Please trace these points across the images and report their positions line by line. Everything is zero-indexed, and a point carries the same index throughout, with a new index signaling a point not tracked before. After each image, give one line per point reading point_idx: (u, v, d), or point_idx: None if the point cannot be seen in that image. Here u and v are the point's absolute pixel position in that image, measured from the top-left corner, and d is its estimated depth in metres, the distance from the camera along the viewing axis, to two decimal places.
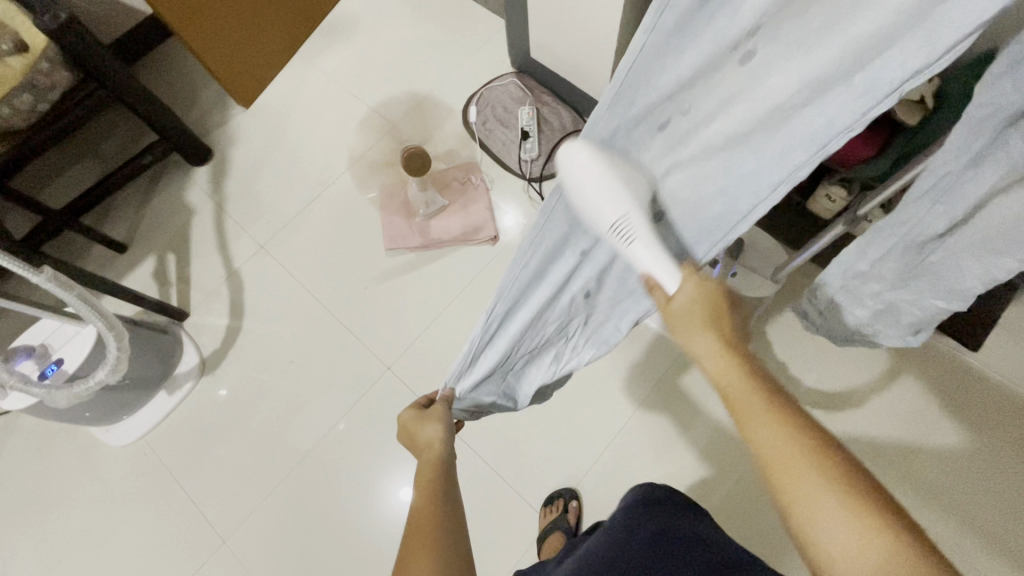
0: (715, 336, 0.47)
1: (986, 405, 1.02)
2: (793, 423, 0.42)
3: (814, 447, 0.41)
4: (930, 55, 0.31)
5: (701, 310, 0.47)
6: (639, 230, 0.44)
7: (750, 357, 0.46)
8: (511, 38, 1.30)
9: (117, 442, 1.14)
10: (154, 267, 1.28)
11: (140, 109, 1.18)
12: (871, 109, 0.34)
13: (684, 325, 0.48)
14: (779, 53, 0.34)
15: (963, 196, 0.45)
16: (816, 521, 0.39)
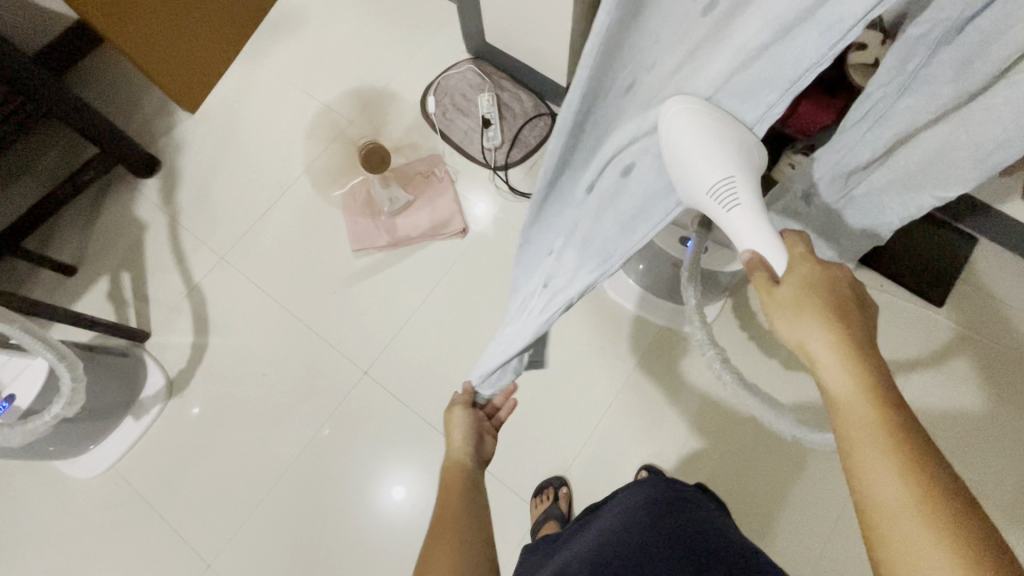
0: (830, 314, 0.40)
1: (955, 357, 1.05)
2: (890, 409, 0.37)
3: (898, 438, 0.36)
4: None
5: (810, 300, 0.41)
6: (744, 192, 0.46)
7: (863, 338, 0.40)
8: (464, 23, 1.26)
9: (85, 474, 1.09)
10: (108, 288, 1.22)
11: (76, 121, 1.11)
12: (837, 42, 0.32)
13: (791, 314, 0.41)
14: None
15: (897, 124, 0.49)
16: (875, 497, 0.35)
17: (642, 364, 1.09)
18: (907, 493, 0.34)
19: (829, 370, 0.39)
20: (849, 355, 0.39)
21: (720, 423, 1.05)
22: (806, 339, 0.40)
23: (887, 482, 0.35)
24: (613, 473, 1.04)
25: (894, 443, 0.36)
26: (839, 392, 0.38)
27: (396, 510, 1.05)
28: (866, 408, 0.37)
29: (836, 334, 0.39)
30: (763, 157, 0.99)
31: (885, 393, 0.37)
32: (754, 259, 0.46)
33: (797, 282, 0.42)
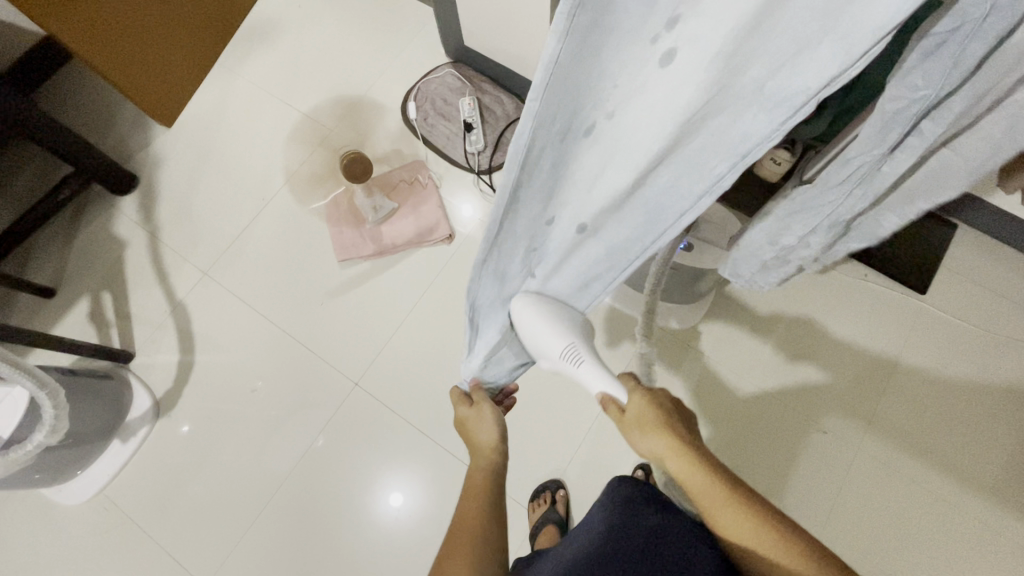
0: (664, 436, 0.54)
1: (940, 341, 1.06)
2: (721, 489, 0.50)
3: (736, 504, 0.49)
4: (849, 54, 0.30)
5: (648, 415, 0.55)
6: (585, 354, 0.57)
7: (697, 446, 0.53)
8: (442, 27, 1.25)
9: (73, 500, 1.06)
10: (89, 309, 1.19)
11: (47, 141, 1.08)
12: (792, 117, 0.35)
13: (641, 431, 0.55)
14: (699, 58, 0.31)
15: (881, 176, 0.51)
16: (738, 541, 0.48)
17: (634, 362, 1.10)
18: (753, 532, 0.47)
19: (675, 463, 0.52)
20: (676, 453, 0.52)
21: (714, 416, 1.05)
22: (652, 444, 0.54)
23: (741, 529, 0.48)
24: (608, 471, 1.04)
25: (729, 502, 0.49)
26: (686, 479, 0.51)
27: (393, 518, 1.04)
28: (703, 484, 0.50)
29: (669, 444, 0.53)
30: None
31: (715, 465, 0.51)
32: (604, 396, 0.59)
33: (636, 406, 0.56)
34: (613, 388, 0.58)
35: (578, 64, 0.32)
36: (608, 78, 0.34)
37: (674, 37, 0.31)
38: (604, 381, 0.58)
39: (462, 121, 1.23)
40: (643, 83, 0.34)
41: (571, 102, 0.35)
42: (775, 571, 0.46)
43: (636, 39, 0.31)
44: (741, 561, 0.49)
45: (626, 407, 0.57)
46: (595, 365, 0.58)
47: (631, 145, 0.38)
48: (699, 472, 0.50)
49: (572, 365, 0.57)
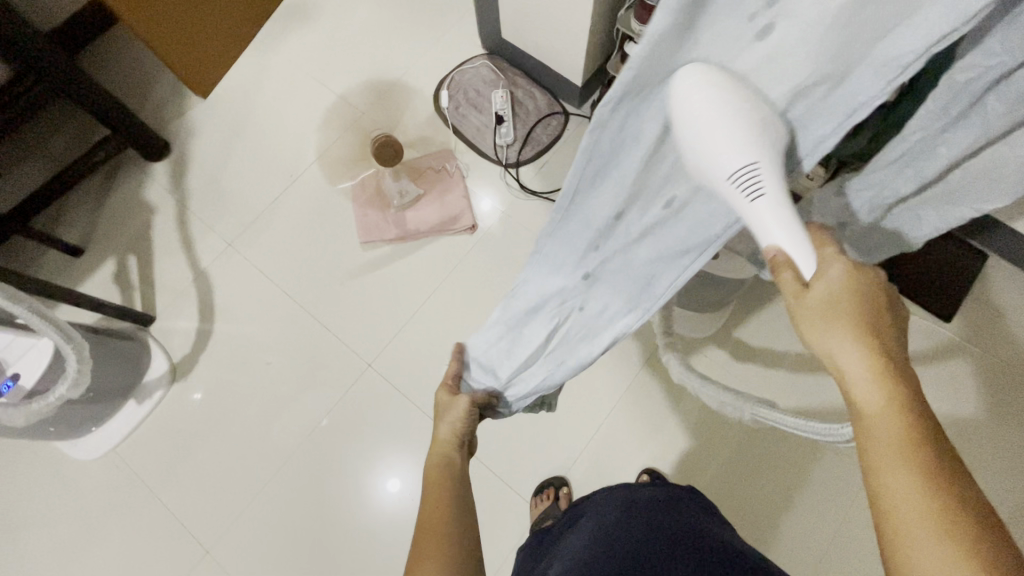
0: (863, 342, 0.39)
1: (961, 372, 1.04)
2: (917, 436, 0.36)
3: (922, 460, 0.36)
4: (958, 18, 0.28)
5: (841, 308, 0.40)
6: (712, 247, 0.41)
7: (904, 372, 0.39)
8: (480, 19, 1.25)
9: (86, 456, 1.09)
10: (114, 270, 1.21)
11: (87, 102, 1.10)
12: (896, 78, 0.33)
13: (823, 318, 0.40)
14: (799, 32, 0.29)
15: (936, 159, 0.46)
16: (896, 504, 0.36)
17: (647, 367, 1.09)
18: (926, 499, 0.35)
19: (864, 380, 0.38)
20: (877, 366, 0.38)
21: (724, 428, 1.05)
22: (838, 351, 0.40)
23: (908, 489, 0.35)
24: (613, 474, 1.04)
25: (919, 460, 0.36)
26: (874, 405, 0.38)
27: (396, 500, 1.05)
28: (896, 418, 0.37)
29: (869, 350, 0.39)
30: None
31: (914, 404, 0.37)
32: (780, 258, 0.40)
33: (834, 284, 0.40)
34: (799, 246, 0.39)
35: (676, 34, 0.28)
36: (702, 55, 0.31)
37: (770, 14, 0.28)
38: (791, 232, 0.39)
39: (494, 113, 1.24)
40: (739, 56, 0.31)
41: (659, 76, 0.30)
42: (924, 546, 0.34)
43: (738, 13, 0.28)
44: (873, 517, 0.38)
45: (813, 281, 0.40)
46: (778, 202, 0.37)
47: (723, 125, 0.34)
48: (896, 411, 0.37)
49: (742, 201, 0.37)
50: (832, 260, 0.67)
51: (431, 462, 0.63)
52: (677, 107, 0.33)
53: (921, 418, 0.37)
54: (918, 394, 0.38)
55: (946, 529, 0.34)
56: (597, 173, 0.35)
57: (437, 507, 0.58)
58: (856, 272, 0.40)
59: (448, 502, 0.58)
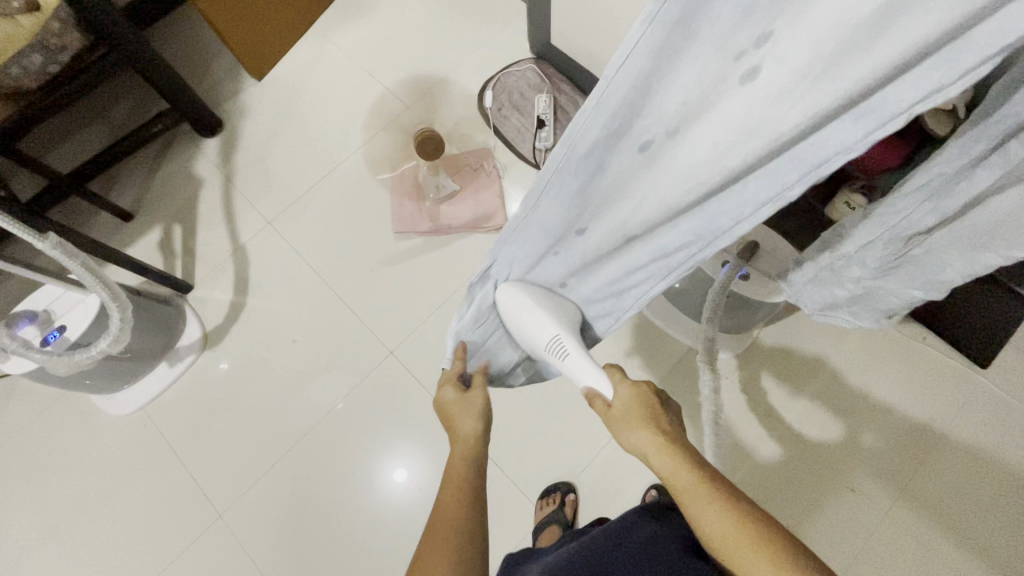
0: (650, 430, 0.53)
1: (990, 418, 1.01)
2: (708, 488, 0.47)
3: (713, 496, 0.47)
4: (953, 73, 0.31)
5: (634, 410, 0.54)
6: (571, 347, 0.57)
7: (682, 444, 0.52)
8: (531, 23, 1.27)
9: (117, 411, 1.13)
10: (160, 238, 1.27)
11: (151, 75, 1.16)
12: (876, 131, 0.34)
13: (625, 423, 0.54)
14: (776, 72, 0.35)
15: (960, 194, 0.45)
16: (714, 536, 0.45)
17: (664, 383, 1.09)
18: (729, 524, 0.45)
19: (657, 456, 0.51)
20: (663, 447, 0.51)
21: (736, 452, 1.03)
22: (638, 440, 0.53)
23: (714, 515, 0.46)
24: (621, 484, 1.04)
25: (712, 495, 0.47)
26: (666, 470, 0.50)
27: (404, 488, 1.07)
28: (685, 472, 0.49)
29: (653, 433, 0.52)
30: (819, 191, 0.96)
31: (694, 461, 0.50)
32: (591, 392, 0.57)
33: (623, 398, 0.55)
34: (597, 382, 0.56)
35: (654, 62, 0.34)
36: (681, 94, 0.37)
37: (758, 54, 0.34)
38: (587, 372, 0.57)
39: (536, 116, 1.23)
40: (718, 99, 0.37)
41: (634, 109, 0.38)
42: (748, 559, 0.43)
43: (725, 49, 0.34)
44: (716, 557, 0.46)
45: (613, 401, 0.56)
46: (581, 357, 0.57)
47: (692, 156, 0.41)
48: (685, 471, 0.49)
49: (557, 358, 0.58)
50: (850, 291, 0.64)
51: (451, 467, 0.59)
52: (649, 142, 0.41)
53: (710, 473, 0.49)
54: (697, 453, 0.51)
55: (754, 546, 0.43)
56: (566, 184, 0.44)
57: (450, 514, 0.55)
58: (639, 386, 0.56)
59: (461, 520, 0.54)
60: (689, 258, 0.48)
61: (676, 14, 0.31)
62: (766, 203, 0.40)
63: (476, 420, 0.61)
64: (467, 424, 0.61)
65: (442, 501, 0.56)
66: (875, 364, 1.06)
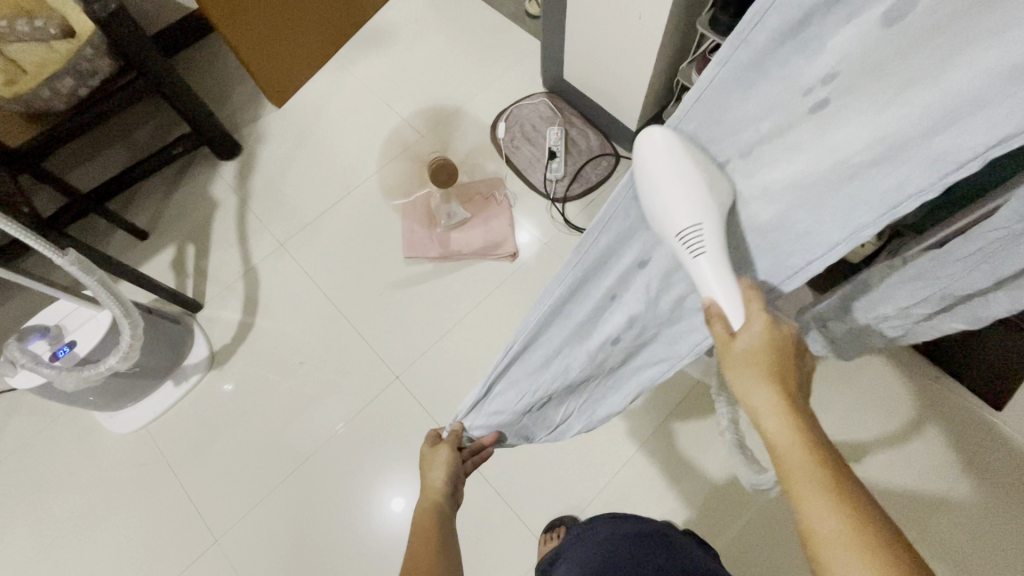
0: (775, 387, 0.43)
1: (1006, 463, 0.99)
2: (837, 485, 0.39)
3: (831, 486, 0.39)
4: (1012, 123, 0.31)
5: (763, 356, 0.43)
6: (710, 244, 0.42)
7: (809, 418, 0.42)
8: (546, 59, 1.31)
9: (118, 429, 1.13)
10: (173, 257, 1.28)
11: (176, 100, 1.19)
12: (950, 172, 0.34)
13: (746, 365, 0.43)
14: (852, 104, 0.35)
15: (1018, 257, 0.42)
16: (828, 541, 0.37)
17: (672, 416, 1.08)
18: (843, 526, 0.37)
19: (772, 422, 0.42)
20: (785, 413, 0.42)
21: (746, 490, 1.01)
22: (754, 394, 0.43)
23: (827, 514, 0.38)
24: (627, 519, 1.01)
25: (831, 484, 0.39)
26: (778, 437, 0.42)
27: (404, 518, 1.04)
28: (803, 452, 0.40)
29: (776, 394, 0.42)
30: None
31: (817, 440, 0.41)
32: (711, 310, 0.45)
33: (759, 336, 0.43)
34: (727, 301, 0.44)
35: (726, 88, 0.37)
36: (752, 122, 0.38)
37: (827, 90, 0.35)
38: (722, 286, 0.43)
39: (548, 148, 1.28)
40: (793, 130, 0.37)
41: (705, 133, 0.40)
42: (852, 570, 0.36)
43: (791, 87, 0.36)
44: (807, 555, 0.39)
45: (738, 333, 0.44)
46: (718, 261, 0.43)
47: (764, 180, 0.41)
48: (803, 444, 0.40)
49: (684, 257, 0.43)
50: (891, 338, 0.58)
51: (416, 520, 0.62)
52: (723, 167, 0.42)
53: (834, 463, 0.40)
54: (822, 433, 0.42)
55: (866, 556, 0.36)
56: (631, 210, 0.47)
57: (424, 560, 0.57)
58: (777, 327, 0.44)
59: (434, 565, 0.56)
60: (760, 292, 0.49)
61: (747, 57, 0.35)
62: (839, 241, 0.41)
63: (443, 471, 0.65)
64: (435, 474, 0.65)
65: (415, 553, 0.58)
66: (883, 404, 1.04)
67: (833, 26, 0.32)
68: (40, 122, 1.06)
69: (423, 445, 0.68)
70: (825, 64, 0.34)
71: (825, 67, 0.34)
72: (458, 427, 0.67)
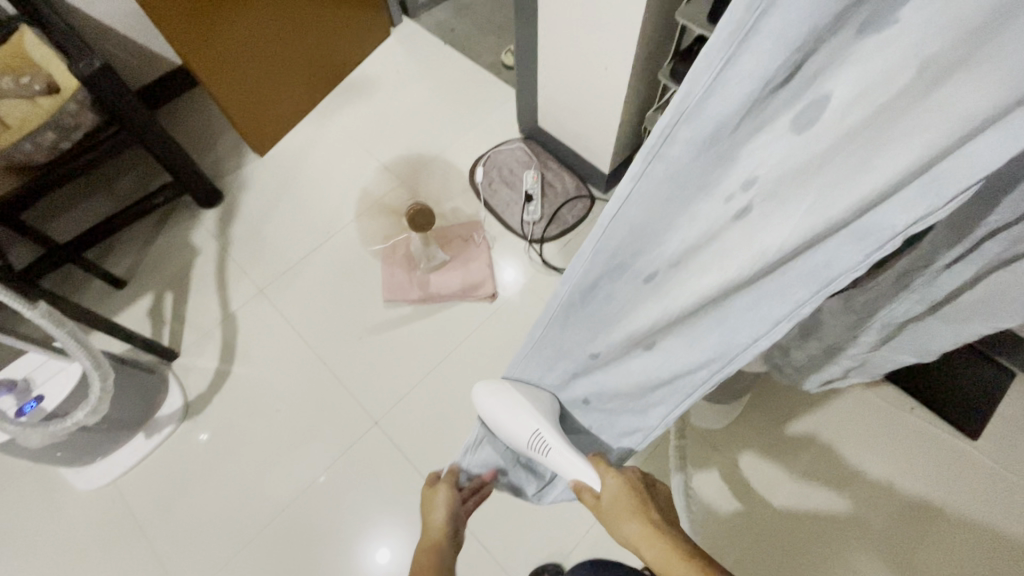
0: (639, 520, 0.51)
1: (988, 493, 0.99)
2: (706, 574, 0.43)
3: (701, 574, 0.43)
4: (932, 200, 0.33)
5: (623, 501, 0.54)
6: (551, 441, 0.62)
7: (678, 536, 0.49)
8: (521, 107, 1.36)
9: (85, 485, 1.09)
10: (150, 305, 1.28)
11: (158, 152, 1.21)
12: (874, 252, 0.37)
13: (613, 515, 0.53)
14: (772, 208, 0.39)
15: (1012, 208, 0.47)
16: None
17: (654, 456, 1.07)
18: None
19: (648, 546, 0.49)
20: (657, 537, 0.49)
21: (732, 531, 0.99)
22: (629, 530, 0.51)
23: None
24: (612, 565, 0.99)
25: (699, 574, 0.43)
26: (655, 557, 0.47)
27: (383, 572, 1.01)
28: (675, 563, 0.46)
29: (643, 524, 0.51)
30: None
31: (685, 547, 0.47)
32: (578, 484, 0.60)
33: (611, 489, 0.56)
34: (579, 469, 0.60)
35: (650, 204, 0.42)
36: (682, 233, 0.44)
37: (747, 196, 0.39)
38: (570, 458, 0.61)
39: (524, 191, 1.32)
40: (719, 233, 0.42)
41: (634, 248, 0.47)
42: None
43: (712, 195, 0.40)
44: None
45: (601, 494, 0.57)
46: (562, 447, 0.62)
47: (698, 281, 0.46)
48: (674, 553, 0.46)
49: (540, 455, 0.63)
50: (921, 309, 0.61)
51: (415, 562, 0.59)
52: (654, 274, 0.48)
53: (698, 557, 0.45)
54: (690, 542, 0.48)
55: None
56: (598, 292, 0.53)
57: None
58: (624, 475, 0.57)
59: None
60: (713, 372, 0.52)
61: (665, 171, 0.40)
62: (781, 317, 0.44)
63: (444, 512, 0.64)
64: (436, 514, 0.64)
65: None
66: (863, 437, 1.05)
67: (745, 139, 0.37)
68: (20, 176, 1.07)
69: (424, 486, 0.69)
70: (741, 170, 0.38)
71: (740, 176, 0.39)
72: (456, 467, 0.74)
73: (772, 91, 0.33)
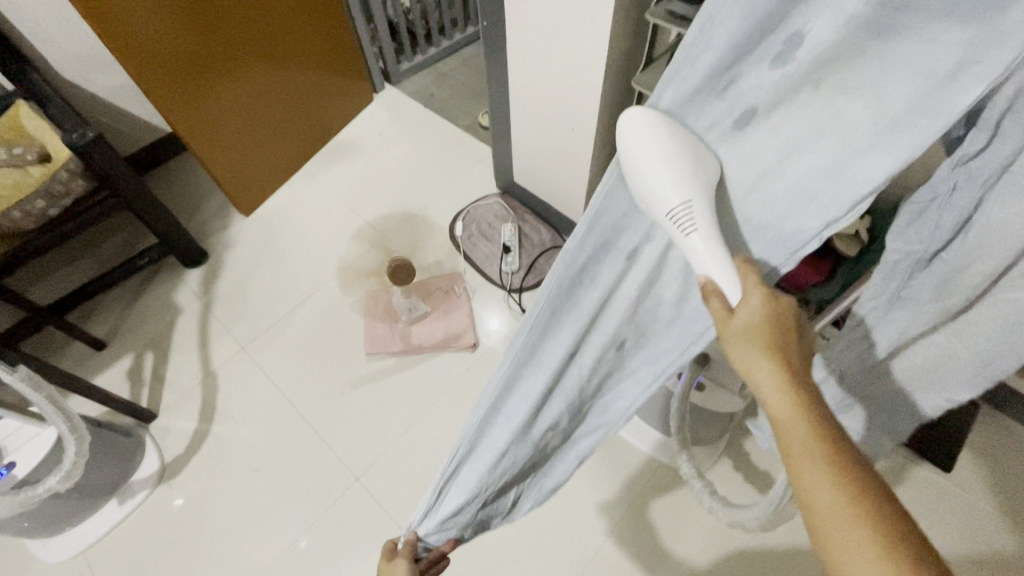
0: (775, 363, 0.41)
1: (959, 524, 1.03)
2: (838, 462, 0.37)
3: (828, 457, 0.37)
4: (845, 205, 0.40)
5: (759, 330, 0.42)
6: (700, 221, 0.41)
7: (811, 391, 0.40)
8: (497, 165, 1.44)
9: (52, 558, 1.04)
10: (130, 366, 1.27)
11: (145, 215, 1.25)
12: (800, 243, 0.44)
13: (743, 340, 0.42)
14: (724, 192, 0.43)
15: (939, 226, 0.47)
16: (824, 518, 0.36)
17: (638, 502, 1.07)
18: (842, 498, 0.35)
19: (775, 398, 0.40)
20: (787, 389, 0.40)
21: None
22: (755, 367, 0.41)
23: (823, 487, 0.36)
24: None
25: (830, 458, 0.37)
26: (780, 411, 0.39)
27: None
28: (802, 426, 0.38)
29: (776, 366, 0.40)
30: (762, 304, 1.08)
31: (820, 410, 0.39)
32: (708, 286, 0.42)
33: (752, 311, 0.42)
34: (721, 274, 0.42)
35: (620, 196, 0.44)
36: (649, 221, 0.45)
37: None
38: (716, 258, 0.42)
39: (502, 243, 1.37)
40: None
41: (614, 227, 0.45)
42: (847, 538, 0.35)
43: None
44: (807, 526, 0.37)
45: (735, 309, 0.42)
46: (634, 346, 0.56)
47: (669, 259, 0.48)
48: (805, 420, 0.38)
49: (677, 235, 0.41)
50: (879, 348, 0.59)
51: None
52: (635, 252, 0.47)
53: (832, 433, 0.38)
54: (823, 403, 0.40)
55: (864, 522, 0.34)
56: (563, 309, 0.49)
57: None
58: (773, 297, 0.42)
59: None
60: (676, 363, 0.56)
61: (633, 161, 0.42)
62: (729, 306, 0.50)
63: None
64: None
65: None
66: None
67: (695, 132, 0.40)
68: (6, 243, 1.09)
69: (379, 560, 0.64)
70: (696, 164, 0.42)
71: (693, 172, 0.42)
72: (412, 535, 0.64)
73: (697, 108, 0.39)
